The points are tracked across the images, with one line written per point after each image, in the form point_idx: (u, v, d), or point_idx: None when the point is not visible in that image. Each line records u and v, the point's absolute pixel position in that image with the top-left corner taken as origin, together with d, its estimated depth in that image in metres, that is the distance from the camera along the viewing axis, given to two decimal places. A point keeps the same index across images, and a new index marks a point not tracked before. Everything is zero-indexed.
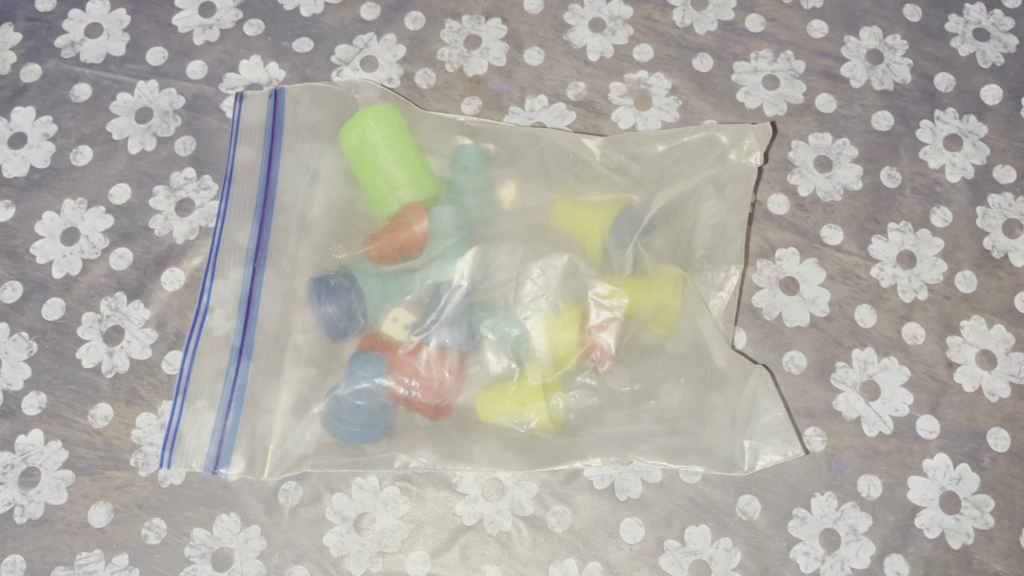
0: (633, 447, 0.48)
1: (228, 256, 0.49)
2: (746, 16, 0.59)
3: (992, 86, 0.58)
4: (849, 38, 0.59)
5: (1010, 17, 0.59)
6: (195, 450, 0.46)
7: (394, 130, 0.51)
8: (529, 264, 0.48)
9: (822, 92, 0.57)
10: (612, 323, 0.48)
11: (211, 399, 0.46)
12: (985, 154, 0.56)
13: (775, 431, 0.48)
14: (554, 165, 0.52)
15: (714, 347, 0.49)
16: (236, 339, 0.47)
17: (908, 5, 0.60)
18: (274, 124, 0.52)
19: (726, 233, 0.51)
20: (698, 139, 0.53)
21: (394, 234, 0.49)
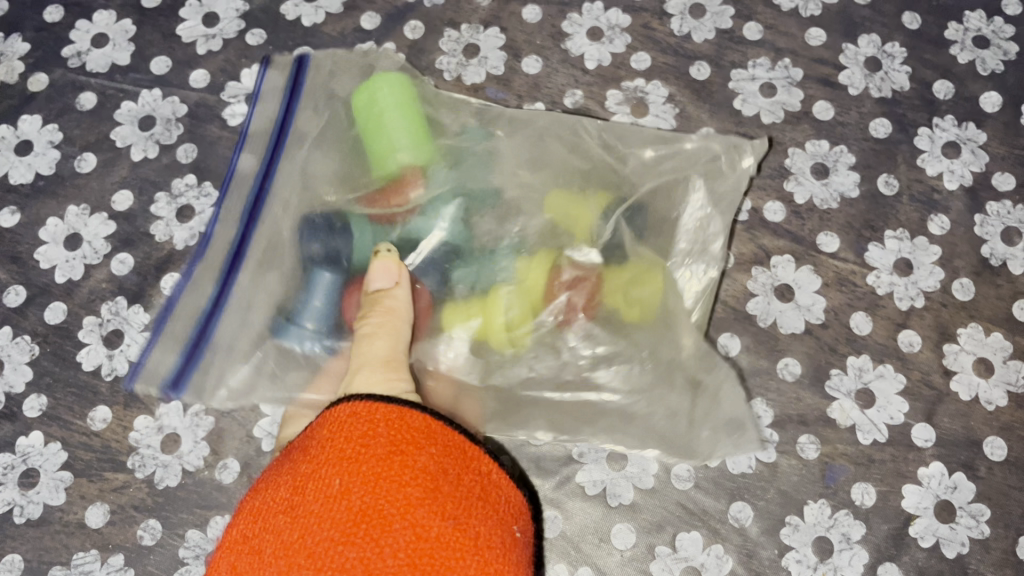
0: (586, 415, 0.50)
1: (215, 230, 0.52)
2: (744, 24, 0.60)
3: (992, 93, 0.57)
4: (848, 46, 0.59)
5: (1010, 24, 0.59)
6: (155, 378, 0.50)
7: (407, 95, 0.53)
8: (511, 222, 0.51)
9: (820, 99, 0.57)
10: (584, 281, 0.50)
11: (180, 333, 0.50)
12: (984, 161, 0.56)
13: (731, 428, 0.49)
14: (553, 145, 0.54)
15: (681, 334, 0.50)
16: (209, 301, 0.51)
17: (908, 12, 0.60)
18: (281, 129, 0.54)
19: (707, 241, 0.52)
20: (696, 146, 0.54)
21: (385, 200, 0.51)
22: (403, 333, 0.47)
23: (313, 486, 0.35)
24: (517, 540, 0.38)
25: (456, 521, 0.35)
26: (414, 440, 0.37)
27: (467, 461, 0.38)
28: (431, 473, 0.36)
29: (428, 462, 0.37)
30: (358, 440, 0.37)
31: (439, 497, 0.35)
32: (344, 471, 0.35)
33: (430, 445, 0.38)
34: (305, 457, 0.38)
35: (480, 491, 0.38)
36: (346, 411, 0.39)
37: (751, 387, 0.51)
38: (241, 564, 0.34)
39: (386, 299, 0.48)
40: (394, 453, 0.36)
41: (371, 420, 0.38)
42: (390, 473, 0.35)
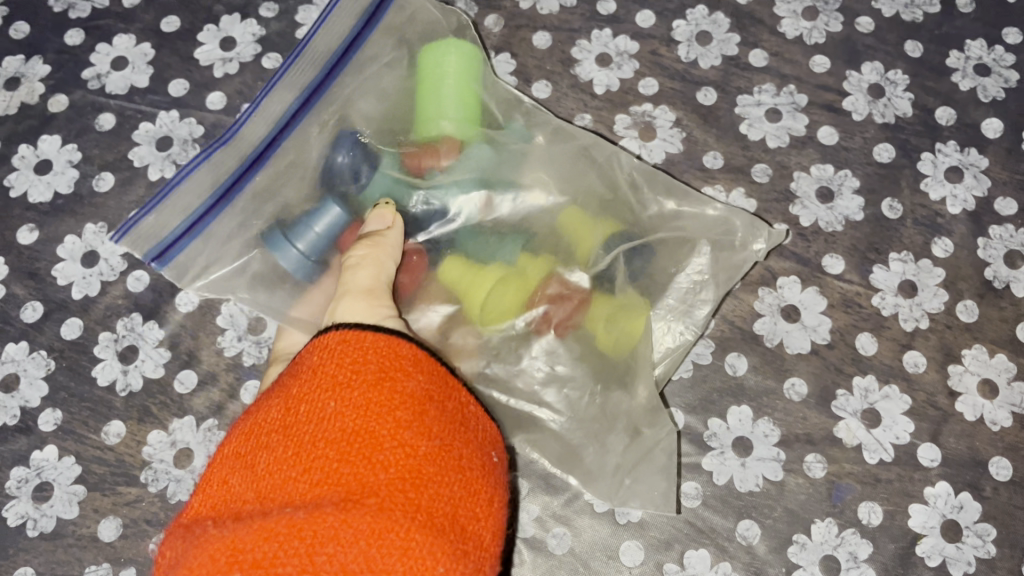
0: (524, 428, 0.51)
1: (245, 138, 0.49)
2: (750, 51, 0.61)
3: (993, 120, 0.59)
4: (852, 73, 0.60)
5: (1011, 53, 0.60)
6: (149, 238, 0.48)
7: (469, 70, 0.54)
8: (517, 230, 0.52)
9: (825, 125, 0.59)
10: (568, 297, 0.51)
11: (184, 209, 0.48)
12: (986, 186, 0.57)
13: (654, 483, 0.49)
14: (584, 167, 0.54)
15: (639, 384, 0.50)
16: (213, 197, 0.49)
17: (910, 41, 0.61)
18: (316, 89, 0.51)
19: (692, 306, 0.52)
20: (716, 216, 0.53)
21: (421, 154, 0.53)
22: (387, 267, 0.48)
23: (308, 408, 0.37)
24: (492, 461, 0.40)
25: (440, 443, 0.37)
26: (402, 368, 0.39)
27: (450, 391, 0.41)
28: (419, 399, 0.38)
29: (416, 388, 0.39)
30: (349, 368, 0.39)
31: (425, 422, 0.37)
32: (338, 394, 0.37)
33: (417, 374, 0.40)
34: (295, 381, 0.40)
35: (461, 418, 0.40)
36: (337, 338, 0.41)
37: (758, 406, 0.52)
38: (240, 474, 0.36)
39: (377, 236, 0.48)
40: (383, 380, 0.38)
41: (361, 349, 0.40)
42: (381, 398, 0.37)
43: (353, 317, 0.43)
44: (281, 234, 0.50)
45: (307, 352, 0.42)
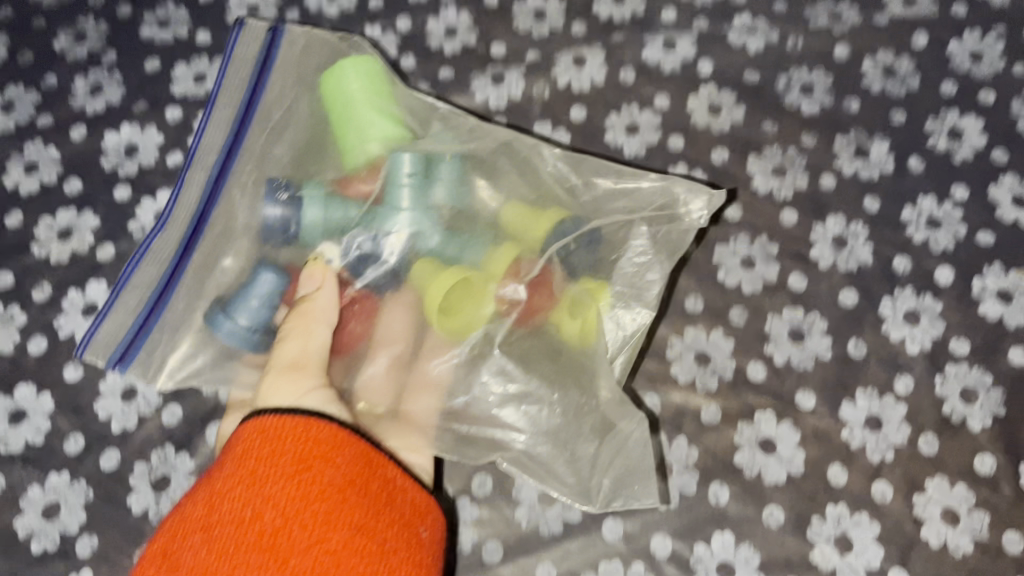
0: (496, 450, 0.59)
1: (176, 216, 0.61)
2: (726, 205, 0.69)
3: (945, 268, 0.65)
4: (817, 225, 0.67)
5: (958, 207, 0.68)
6: (107, 344, 0.59)
7: (373, 87, 0.65)
8: (462, 232, 0.61)
9: (794, 271, 0.66)
10: (518, 301, 0.59)
11: (131, 312, 0.59)
12: (941, 328, 0.63)
13: (635, 476, 0.57)
14: (504, 163, 0.65)
15: (601, 385, 0.59)
16: (159, 283, 0.59)
17: (868, 197, 0.69)
18: (227, 157, 0.62)
19: (644, 287, 0.63)
20: (653, 186, 0.65)
21: (354, 178, 0.62)
22: (316, 332, 0.57)
23: (236, 503, 0.47)
24: (416, 534, 0.50)
25: (358, 527, 0.47)
26: (324, 455, 0.49)
27: (371, 469, 0.50)
28: (337, 485, 0.48)
29: (335, 475, 0.48)
30: (272, 459, 0.48)
31: (340, 506, 0.47)
32: (261, 486, 0.47)
33: (337, 458, 0.49)
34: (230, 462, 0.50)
35: (383, 495, 0.50)
36: (263, 430, 0.50)
37: (740, 532, 0.57)
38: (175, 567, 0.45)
39: (311, 301, 0.58)
40: (302, 470, 0.48)
41: (283, 439, 0.49)
42: (300, 491, 0.47)
43: (279, 396, 0.54)
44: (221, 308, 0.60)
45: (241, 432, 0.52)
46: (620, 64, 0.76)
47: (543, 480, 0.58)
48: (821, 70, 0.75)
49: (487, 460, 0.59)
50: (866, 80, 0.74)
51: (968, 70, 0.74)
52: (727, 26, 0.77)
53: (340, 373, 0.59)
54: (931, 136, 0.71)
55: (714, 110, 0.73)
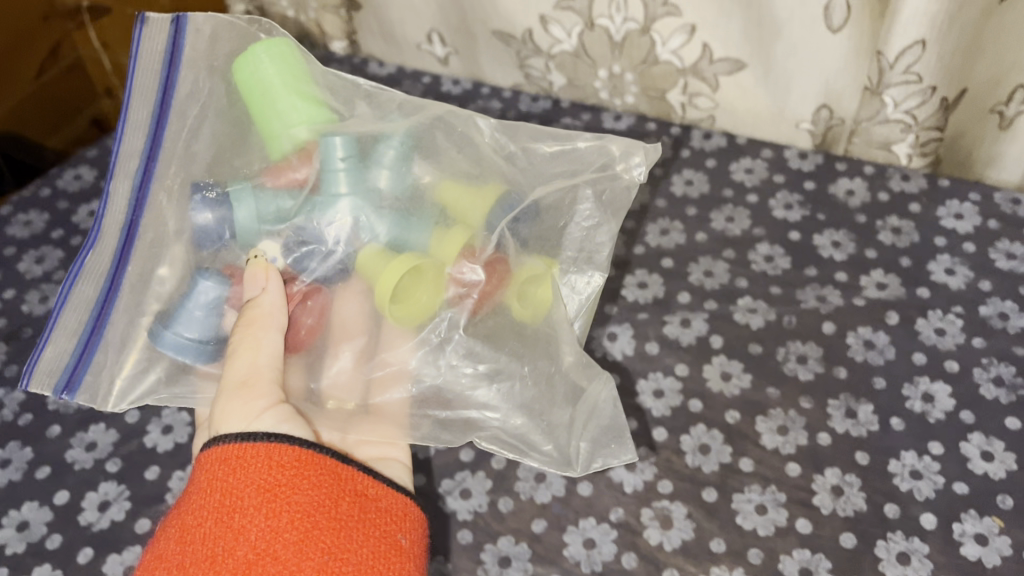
0: (473, 430, 0.81)
1: (104, 238, 0.80)
2: (739, 458, 0.82)
3: (928, 513, 0.77)
4: (818, 476, 0.81)
5: (936, 460, 0.81)
6: (54, 371, 0.78)
7: (285, 75, 0.83)
8: (405, 211, 0.81)
9: (801, 517, 0.78)
10: (462, 276, 0.79)
11: (66, 348, 0.79)
12: (930, 567, 0.74)
13: (608, 447, 0.79)
14: (444, 137, 0.86)
15: (564, 351, 0.81)
16: (97, 303, 0.79)
17: (859, 451, 0.82)
18: (143, 178, 0.81)
19: (595, 252, 0.88)
20: (593, 146, 0.88)
21: (283, 169, 0.80)
22: (263, 339, 0.73)
23: (223, 531, 0.62)
24: (374, 533, 0.66)
25: (327, 548, 0.63)
26: (288, 483, 0.65)
27: (331, 489, 0.66)
28: (301, 511, 0.63)
29: (301, 504, 0.64)
30: (247, 488, 0.64)
31: (306, 530, 0.63)
32: (232, 517, 0.63)
33: (302, 486, 0.65)
34: (202, 491, 0.65)
35: (343, 507, 0.66)
36: (233, 459, 0.65)
37: None
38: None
39: (253, 312, 0.74)
40: (270, 499, 0.63)
41: (255, 471, 0.65)
42: (273, 522, 0.62)
43: (234, 416, 0.70)
44: (162, 326, 0.78)
45: (207, 458, 0.67)
46: (645, 339, 0.93)
47: (522, 455, 0.80)
48: (813, 343, 0.91)
49: (462, 440, 0.81)
50: (850, 351, 0.90)
51: (935, 343, 0.89)
52: (732, 306, 0.95)
53: (313, 370, 0.79)
54: (908, 399, 0.85)
55: (725, 377, 0.89)
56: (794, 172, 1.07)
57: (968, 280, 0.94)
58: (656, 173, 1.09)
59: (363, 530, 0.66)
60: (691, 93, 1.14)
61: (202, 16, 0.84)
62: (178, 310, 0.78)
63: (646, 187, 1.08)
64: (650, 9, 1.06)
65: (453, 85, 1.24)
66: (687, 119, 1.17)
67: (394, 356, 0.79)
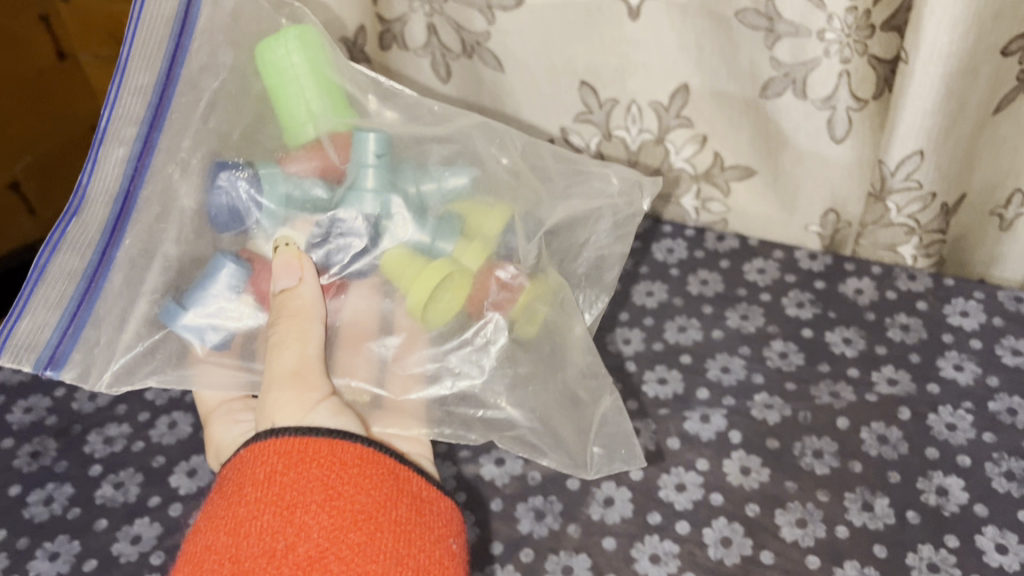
0: (495, 430, 0.92)
1: (92, 211, 0.84)
2: (760, 551, 0.85)
3: None
4: (837, 569, 0.83)
5: (952, 553, 0.84)
6: (38, 345, 0.81)
7: (309, 58, 0.88)
8: (432, 217, 0.90)
9: None
10: (484, 284, 0.91)
11: (49, 321, 0.82)
12: None
13: (615, 457, 0.90)
14: (478, 142, 0.96)
15: (569, 364, 0.93)
16: (86, 276, 0.83)
17: (877, 544, 0.85)
18: (141, 152, 0.85)
19: (603, 271, 1.00)
20: (598, 169, 1.01)
21: (312, 156, 0.89)
22: (309, 325, 0.84)
23: (289, 526, 0.69)
24: (424, 535, 0.74)
25: (388, 548, 0.70)
26: (351, 484, 0.72)
27: (388, 492, 0.74)
28: (364, 511, 0.71)
29: (363, 507, 0.71)
30: (311, 486, 0.71)
31: (369, 530, 0.70)
32: (295, 513, 0.69)
33: (363, 490, 0.73)
34: (260, 483, 0.72)
35: (398, 508, 0.74)
36: (296, 459, 0.73)
37: None
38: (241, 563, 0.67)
39: (295, 301, 0.84)
40: (335, 499, 0.71)
41: (319, 471, 0.72)
42: (338, 522, 0.70)
43: (290, 402, 0.80)
44: (177, 303, 0.86)
45: (266, 454, 0.74)
46: (667, 434, 0.96)
47: (541, 456, 0.91)
48: (828, 437, 0.94)
49: (487, 438, 0.91)
50: (865, 445, 0.93)
51: (947, 437, 0.93)
52: (750, 402, 0.99)
53: (346, 368, 0.89)
54: (923, 492, 0.88)
55: (745, 471, 0.92)
56: (805, 271, 1.13)
57: (976, 376, 0.98)
58: (672, 273, 1.15)
59: (419, 533, 0.73)
60: (704, 198, 1.20)
61: None
62: (195, 290, 0.87)
63: (663, 287, 1.13)
64: (663, 122, 1.14)
65: None
66: (701, 222, 1.23)
67: (421, 355, 0.91)
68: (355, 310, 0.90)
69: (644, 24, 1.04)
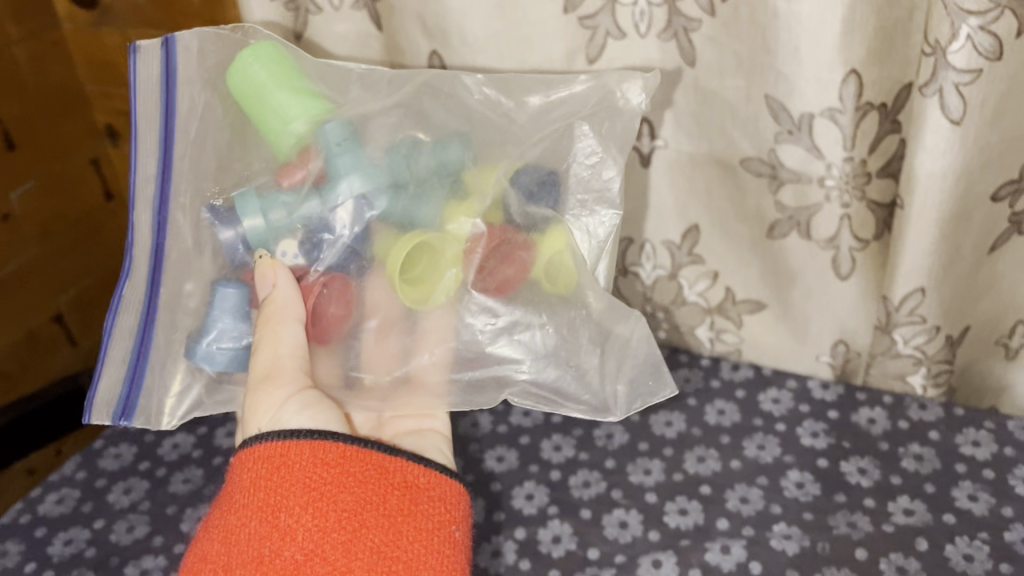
0: (505, 388, 0.99)
1: (136, 268, 0.96)
2: None
3: None
4: None
5: None
6: (110, 402, 0.96)
7: (271, 75, 0.93)
8: (411, 185, 0.90)
9: None
10: (473, 250, 0.92)
11: (116, 378, 0.96)
12: None
13: (637, 395, 1.00)
14: (439, 100, 0.96)
15: (587, 297, 0.98)
16: (138, 329, 0.96)
17: None
18: (162, 202, 0.95)
19: (605, 189, 1.00)
20: (588, 87, 0.98)
21: (293, 162, 0.90)
22: (281, 327, 0.86)
23: (274, 531, 0.73)
24: (416, 523, 0.77)
25: (376, 543, 0.74)
26: (335, 482, 0.76)
27: (374, 488, 0.77)
28: (348, 510, 0.75)
29: (346, 506, 0.75)
30: (294, 489, 0.75)
31: (354, 527, 0.74)
32: (279, 518, 0.74)
33: (348, 487, 0.76)
34: (248, 490, 0.76)
35: (387, 502, 0.77)
36: (279, 462, 0.77)
37: None
38: (232, 569, 0.73)
39: (271, 307, 0.86)
40: (319, 499, 0.75)
41: (301, 472, 0.76)
42: (321, 523, 0.74)
43: (263, 404, 0.84)
44: (196, 342, 0.93)
45: (253, 459, 0.78)
46: (688, 565, 0.98)
47: (560, 405, 1.01)
48: (847, 569, 0.96)
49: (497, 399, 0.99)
50: None
51: (964, 568, 0.94)
52: (768, 533, 1.01)
53: (338, 355, 0.93)
54: None
55: None
56: (818, 401, 1.16)
57: (990, 506, 1.00)
58: (689, 402, 1.19)
59: (410, 523, 0.77)
60: (717, 330, 1.25)
61: (189, 34, 0.95)
62: (208, 323, 0.92)
63: (681, 416, 1.17)
64: (676, 259, 1.21)
65: None
66: (715, 352, 1.28)
67: (413, 337, 0.94)
68: (354, 301, 0.91)
69: (655, 170, 1.13)
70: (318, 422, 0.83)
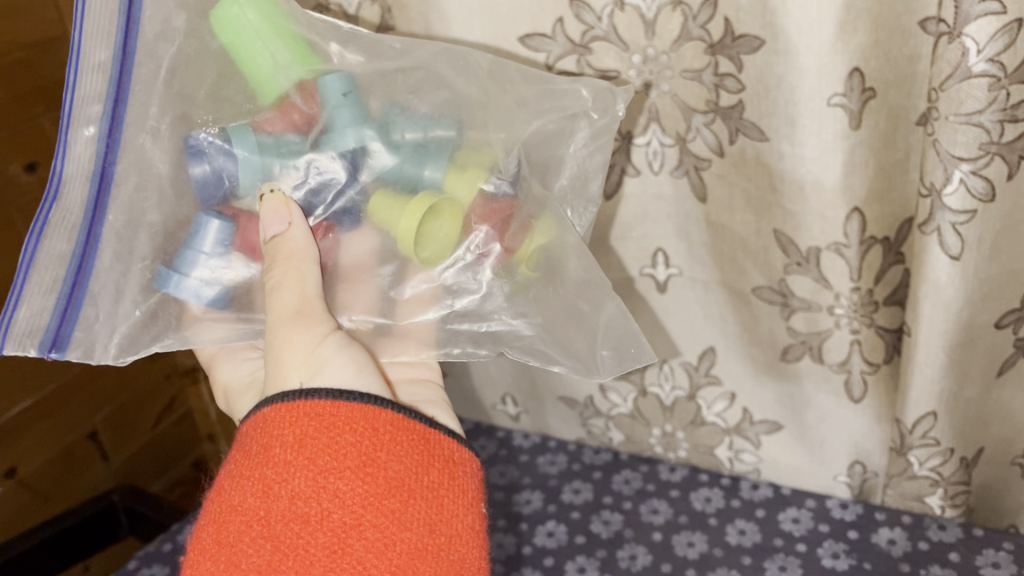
0: (500, 345, 0.95)
1: (70, 188, 0.83)
2: None
3: None
4: None
5: None
6: (35, 334, 0.83)
7: (260, 14, 0.85)
8: (418, 147, 0.88)
9: None
10: (477, 216, 0.90)
11: (44, 306, 0.84)
12: None
13: (620, 355, 0.94)
14: (447, 65, 0.92)
15: (579, 272, 0.94)
16: (75, 257, 0.84)
17: None
18: (112, 121, 0.83)
19: (586, 184, 0.99)
20: (569, 86, 0.95)
21: (281, 111, 0.86)
22: (306, 267, 0.83)
23: (322, 492, 0.69)
24: (456, 498, 0.75)
25: (422, 514, 0.71)
26: (382, 448, 0.72)
27: (421, 458, 0.74)
28: (397, 478, 0.71)
29: (395, 476, 0.71)
30: (344, 449, 0.71)
31: (403, 497, 0.71)
32: (328, 479, 0.69)
33: (396, 454, 0.73)
34: (292, 443, 0.71)
35: (431, 474, 0.74)
36: (326, 421, 0.72)
37: None
38: (275, 526, 0.68)
39: (288, 245, 0.83)
40: (370, 464, 0.71)
41: (350, 434, 0.72)
42: (370, 489, 0.70)
43: (299, 339, 0.81)
44: (169, 268, 0.87)
45: (296, 413, 0.73)
46: None
47: (549, 363, 0.94)
48: None
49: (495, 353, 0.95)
50: None
51: None
52: None
53: (342, 306, 0.92)
54: None
55: None
56: (837, 521, 1.18)
57: None
58: (711, 522, 1.21)
59: (451, 497, 0.74)
60: (736, 449, 1.29)
61: None
62: (186, 251, 0.86)
63: (703, 537, 1.19)
64: (694, 379, 1.25)
65: (523, 439, 1.40)
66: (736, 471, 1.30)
67: (420, 290, 0.92)
68: (353, 249, 0.90)
69: (671, 295, 1.19)
70: (359, 363, 0.81)
